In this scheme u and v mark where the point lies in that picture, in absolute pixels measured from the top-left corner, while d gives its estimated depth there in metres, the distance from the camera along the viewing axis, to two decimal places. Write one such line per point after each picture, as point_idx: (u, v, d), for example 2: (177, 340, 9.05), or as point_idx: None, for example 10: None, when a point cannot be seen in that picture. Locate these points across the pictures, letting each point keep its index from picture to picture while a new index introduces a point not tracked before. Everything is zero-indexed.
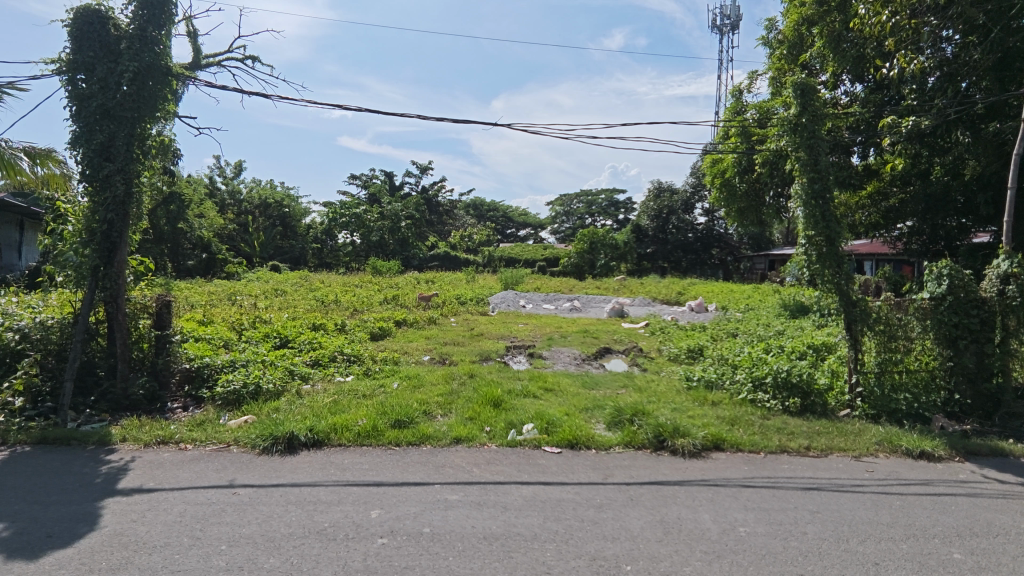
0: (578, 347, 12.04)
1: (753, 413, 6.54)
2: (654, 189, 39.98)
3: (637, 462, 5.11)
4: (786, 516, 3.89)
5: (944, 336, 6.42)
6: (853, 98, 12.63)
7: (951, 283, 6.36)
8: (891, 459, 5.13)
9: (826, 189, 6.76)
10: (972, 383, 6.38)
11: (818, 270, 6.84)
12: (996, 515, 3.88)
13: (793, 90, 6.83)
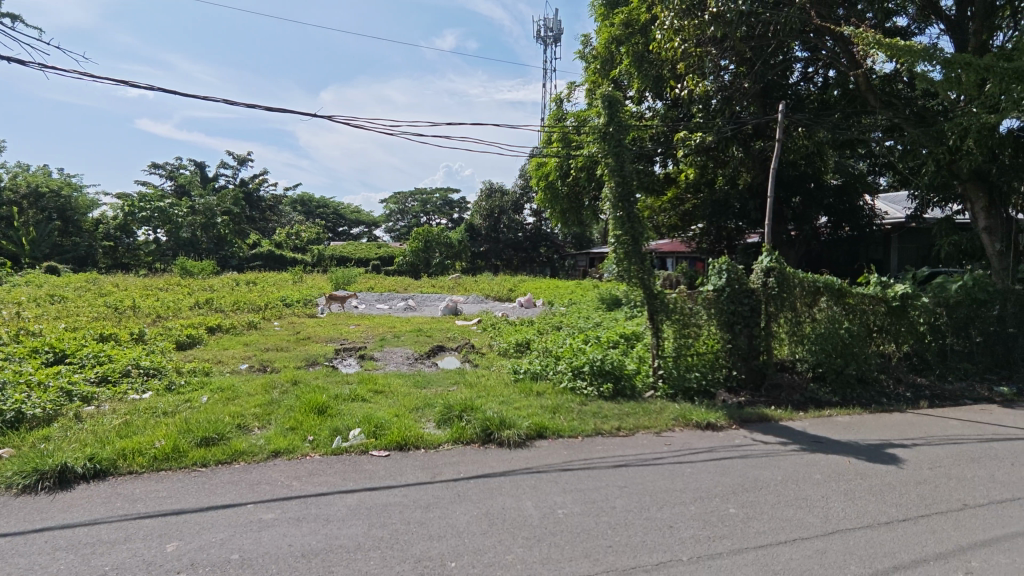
0: (411, 346, 11.90)
1: (573, 400, 7.02)
2: (486, 189, 41.00)
3: (465, 457, 5.18)
4: (599, 493, 4.22)
5: (724, 322, 7.48)
6: (655, 113, 14.17)
7: (728, 276, 7.44)
8: (686, 431, 5.85)
9: (630, 192, 7.48)
10: (746, 361, 7.51)
11: (626, 266, 7.56)
12: (760, 471, 4.62)
13: (602, 101, 7.47)
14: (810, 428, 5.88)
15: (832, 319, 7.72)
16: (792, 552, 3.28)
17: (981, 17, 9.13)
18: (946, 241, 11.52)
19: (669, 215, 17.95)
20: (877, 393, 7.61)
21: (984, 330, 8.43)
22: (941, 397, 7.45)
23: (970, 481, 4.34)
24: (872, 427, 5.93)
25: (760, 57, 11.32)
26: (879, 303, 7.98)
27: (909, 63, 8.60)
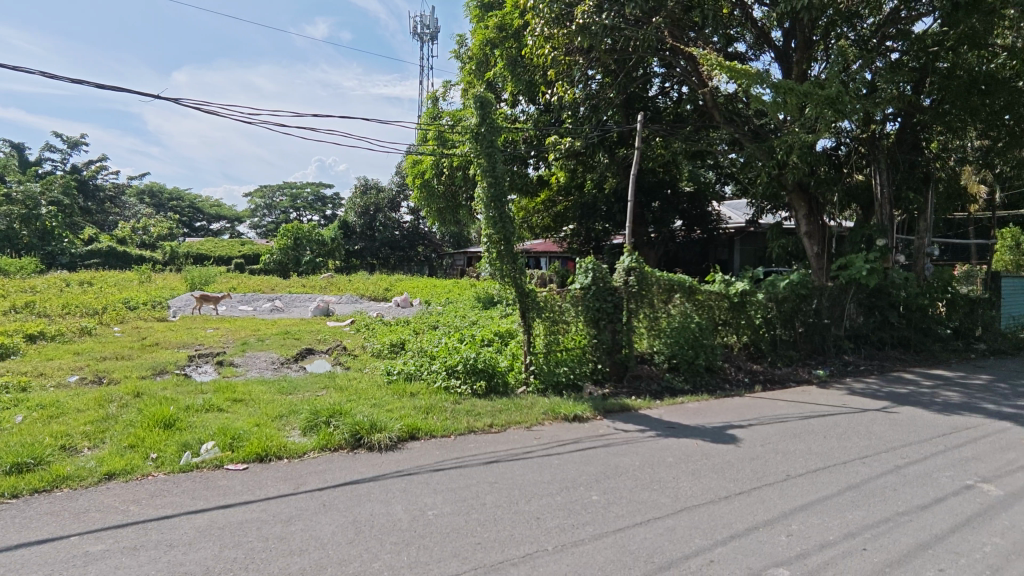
0: (277, 350, 11.16)
1: (447, 399, 7.01)
2: (360, 185, 39.61)
3: (333, 464, 4.95)
4: (469, 491, 4.24)
5: (590, 318, 7.89)
6: (528, 116, 14.53)
7: (593, 275, 7.89)
8: (555, 425, 6.08)
9: (502, 193, 7.62)
10: (610, 355, 7.97)
11: (498, 265, 7.70)
12: (621, 457, 4.93)
13: (474, 101, 7.56)
14: (665, 415, 6.38)
15: (684, 314, 8.44)
16: (647, 532, 3.53)
17: (802, 49, 10.41)
18: (776, 244, 13.05)
19: (542, 216, 18.58)
20: (721, 380, 8.43)
21: (805, 321, 9.68)
22: (772, 381, 8.45)
23: (793, 453, 4.97)
24: (716, 410, 6.58)
25: (622, 70, 12.07)
26: (723, 299, 8.88)
27: (747, 84, 9.61)
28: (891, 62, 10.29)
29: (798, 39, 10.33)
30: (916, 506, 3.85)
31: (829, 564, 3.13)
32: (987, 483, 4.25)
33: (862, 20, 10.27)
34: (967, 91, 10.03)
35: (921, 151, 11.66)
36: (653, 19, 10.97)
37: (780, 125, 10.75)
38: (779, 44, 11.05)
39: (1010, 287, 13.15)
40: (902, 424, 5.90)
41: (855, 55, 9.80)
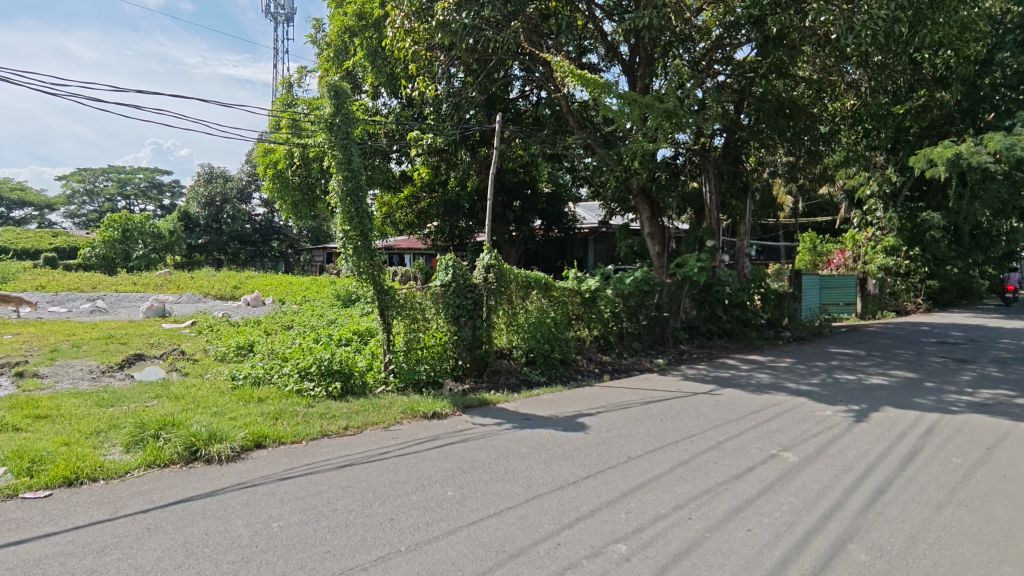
0: (97, 357, 9.77)
1: (299, 403, 6.61)
2: (204, 173, 36.04)
3: (162, 482, 4.43)
4: (319, 499, 4.04)
5: (451, 315, 7.92)
6: (390, 110, 14.13)
7: (453, 273, 7.95)
8: (413, 423, 6.01)
9: (359, 187, 7.37)
10: (470, 350, 8.06)
11: (355, 261, 7.42)
12: (477, 452, 5.01)
13: (328, 90, 7.23)
14: (521, 407, 6.60)
15: (541, 309, 8.78)
16: (499, 523, 3.62)
17: (644, 65, 11.32)
18: (625, 243, 14.43)
19: (406, 212, 18.25)
20: (574, 371, 8.90)
21: (648, 315, 10.56)
22: (619, 370, 9.11)
23: (633, 437, 5.40)
24: (568, 400, 6.94)
25: (483, 71, 12.23)
26: (574, 295, 9.42)
27: (598, 93, 10.17)
28: (717, 82, 11.51)
29: (642, 55, 11.20)
30: (732, 476, 4.38)
31: (660, 535, 3.44)
32: (787, 451, 4.96)
33: (694, 43, 11.31)
34: (777, 114, 11.95)
35: (742, 164, 13.17)
36: (512, 23, 11.23)
37: (626, 133, 11.62)
38: (625, 57, 11.98)
39: (808, 283, 15.47)
40: (724, 404, 6.67)
41: (688, 75, 10.78)
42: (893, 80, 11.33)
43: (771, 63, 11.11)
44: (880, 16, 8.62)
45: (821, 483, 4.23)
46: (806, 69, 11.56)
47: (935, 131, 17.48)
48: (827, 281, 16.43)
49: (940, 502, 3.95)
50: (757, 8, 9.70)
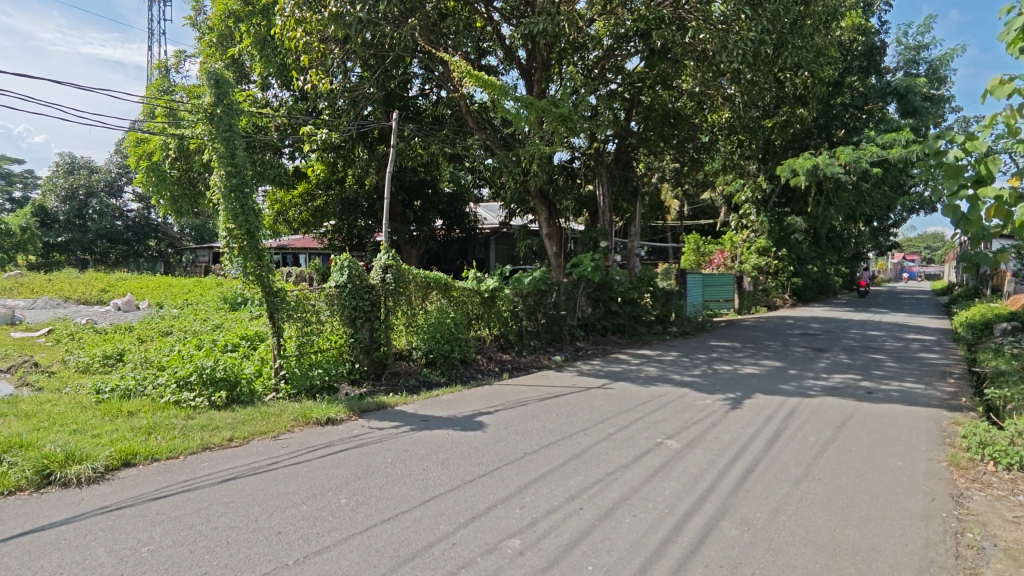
0: None
1: (176, 416, 6.10)
2: (64, 164, 32.23)
3: (6, 512, 3.91)
4: (196, 517, 3.76)
5: (347, 317, 7.66)
6: (281, 102, 13.41)
7: (349, 273, 7.69)
8: (305, 431, 5.75)
9: (244, 183, 6.95)
10: (367, 353, 7.83)
11: (241, 262, 6.98)
12: (373, 456, 4.88)
13: (207, 78, 6.75)
14: (420, 409, 6.52)
15: (440, 310, 8.75)
16: (394, 528, 3.56)
17: (540, 69, 11.61)
18: (524, 244, 14.71)
19: (300, 210, 17.49)
20: (474, 371, 8.94)
21: (546, 313, 10.84)
22: (518, 368, 9.28)
23: (530, 433, 5.52)
24: (467, 400, 6.96)
25: (379, 66, 11.89)
26: (474, 294, 9.45)
27: (497, 95, 10.22)
28: (609, 90, 12.08)
29: (538, 60, 11.49)
30: (621, 466, 4.61)
31: (552, 527, 3.55)
32: (671, 439, 5.30)
33: (587, 51, 11.70)
34: (662, 123, 12.74)
35: (632, 169, 13.83)
36: (408, 20, 11.03)
37: (523, 136, 11.82)
38: (523, 60, 12.14)
39: (692, 282, 16.60)
40: (615, 398, 7.01)
41: (581, 83, 11.13)
42: (763, 97, 12.26)
43: (659, 74, 11.54)
44: (749, 38, 9.50)
45: (699, 467, 4.57)
46: (688, 82, 12.36)
47: (798, 144, 19.43)
48: (708, 279, 17.73)
49: (798, 477, 4.41)
50: (644, 21, 10.27)
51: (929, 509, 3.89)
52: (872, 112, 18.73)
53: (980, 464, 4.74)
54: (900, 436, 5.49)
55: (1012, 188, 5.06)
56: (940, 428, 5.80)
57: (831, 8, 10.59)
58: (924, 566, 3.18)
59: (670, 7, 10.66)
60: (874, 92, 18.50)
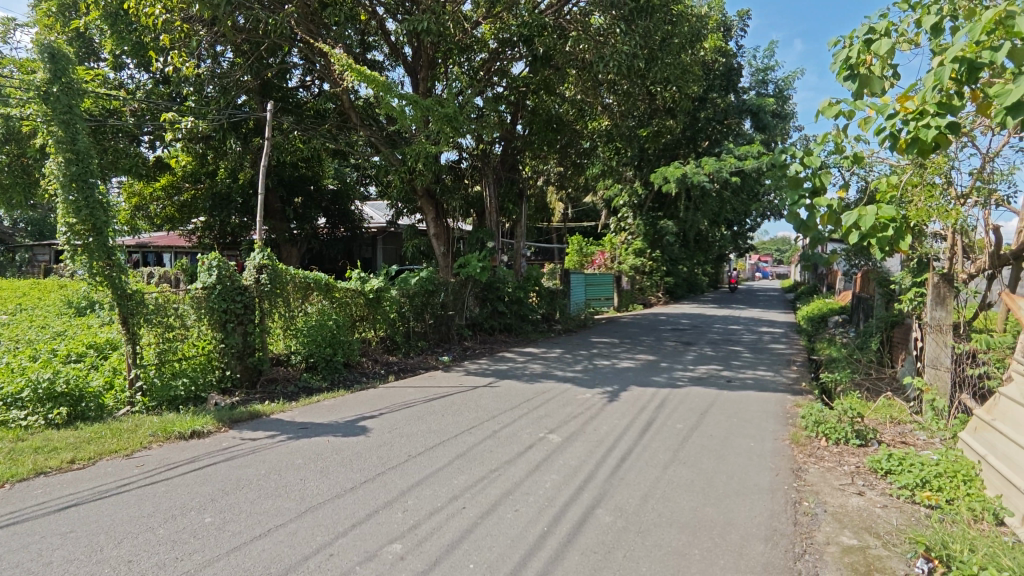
0: None
1: (3, 438, 5.30)
2: None
3: None
4: (25, 553, 3.28)
5: (216, 321, 7.08)
6: (137, 85, 12.14)
7: (218, 274, 7.09)
8: (164, 447, 5.22)
9: (88, 172, 6.20)
10: (240, 359, 7.28)
11: (85, 261, 6.23)
12: (244, 469, 4.57)
13: (40, 51, 5.93)
14: (299, 417, 6.20)
15: (322, 312, 8.35)
16: (265, 544, 3.35)
17: (426, 68, 11.52)
18: (411, 244, 14.46)
19: (163, 205, 16.04)
20: (358, 374, 8.64)
21: (433, 313, 10.76)
22: (404, 369, 9.12)
23: (415, 435, 5.45)
24: (350, 405, 6.72)
25: (253, 53, 11.12)
26: (358, 295, 9.10)
27: (381, 91, 9.93)
28: (495, 93, 12.22)
29: (423, 59, 11.41)
30: (504, 462, 4.70)
31: (435, 529, 3.53)
32: (552, 433, 5.49)
33: (474, 53, 11.80)
34: (546, 128, 13.05)
35: (517, 172, 14.09)
36: (285, 6, 10.43)
37: (408, 134, 11.60)
38: (408, 58, 11.92)
39: (575, 281, 17.30)
40: (501, 395, 7.12)
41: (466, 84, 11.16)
42: (637, 108, 13.10)
43: (541, 80, 12.01)
44: (623, 50, 10.08)
45: (578, 459, 4.78)
46: (570, 89, 12.83)
47: (669, 153, 20.91)
48: (590, 279, 18.57)
49: (666, 462, 4.75)
50: (527, 27, 10.58)
51: (774, 484, 4.37)
52: (731, 126, 20.60)
53: (815, 440, 5.40)
54: (753, 420, 6.11)
55: (840, 199, 5.80)
56: (785, 411, 6.53)
57: (695, 30, 11.54)
58: (769, 535, 3.56)
59: (552, 15, 11.06)
60: (733, 108, 20.36)
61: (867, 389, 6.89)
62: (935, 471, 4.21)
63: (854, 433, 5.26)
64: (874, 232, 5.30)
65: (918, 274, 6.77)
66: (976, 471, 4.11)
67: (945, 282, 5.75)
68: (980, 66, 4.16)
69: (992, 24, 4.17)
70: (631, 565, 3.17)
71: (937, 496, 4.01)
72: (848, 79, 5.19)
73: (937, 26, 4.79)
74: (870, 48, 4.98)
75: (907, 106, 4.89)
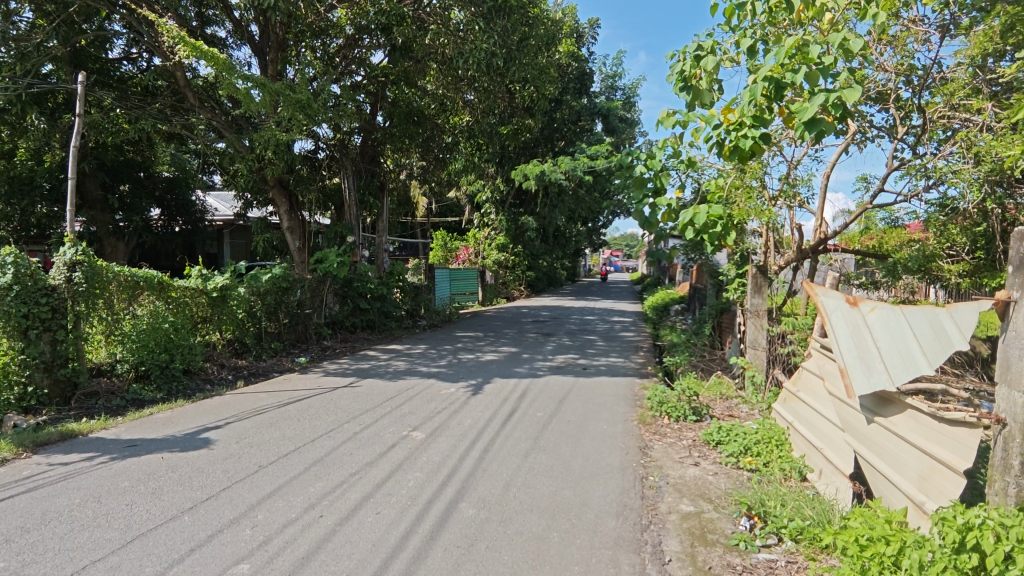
0: None
1: None
2: None
3: None
4: None
5: (13, 329, 6.02)
6: None
7: (15, 272, 5.99)
8: None
9: None
10: (48, 372, 6.28)
11: None
12: (53, 500, 3.92)
13: None
14: (125, 433, 5.45)
15: (155, 314, 7.37)
16: None
17: (276, 49, 10.70)
18: (262, 238, 13.39)
19: None
20: (201, 381, 7.82)
21: (288, 312, 10.08)
22: (255, 373, 8.43)
23: (266, 443, 5.06)
24: (190, 415, 6.07)
25: (59, 15, 9.56)
26: (199, 294, 8.16)
27: (222, 71, 9.00)
28: (353, 82, 11.77)
29: (272, 39, 10.57)
30: (365, 464, 4.53)
31: (288, 542, 3.30)
32: (415, 430, 5.41)
33: (328, 39, 11.44)
34: (407, 120, 12.82)
35: (378, 164, 13.69)
36: None
37: (257, 119, 10.68)
38: (255, 37, 11.04)
39: (439, 277, 17.24)
40: (362, 395, 6.87)
41: (318, 70, 10.59)
42: (497, 105, 13.04)
43: (400, 71, 11.84)
44: (481, 48, 10.17)
45: (442, 455, 4.76)
46: (431, 83, 12.66)
47: (528, 152, 21.58)
48: (455, 274, 18.62)
49: (527, 450, 4.90)
50: (385, 15, 10.24)
51: (624, 462, 4.70)
52: (584, 128, 21.82)
53: (659, 418, 5.91)
54: (605, 404, 6.54)
55: (678, 199, 6.36)
56: (634, 394, 7.05)
57: (550, 34, 12.02)
58: (619, 511, 3.82)
59: (411, 5, 10.80)
60: (586, 111, 21.56)
61: (701, 370, 7.70)
62: (755, 438, 4.81)
63: (691, 410, 5.84)
64: (706, 228, 5.89)
65: (741, 266, 7.68)
66: (785, 436, 4.77)
67: (761, 273, 6.57)
68: (784, 85, 4.80)
69: (793, 49, 4.82)
70: (493, 555, 3.22)
71: (757, 461, 4.59)
72: (682, 90, 5.72)
73: (752, 49, 5.36)
74: (699, 63, 5.53)
75: (730, 118, 5.50)
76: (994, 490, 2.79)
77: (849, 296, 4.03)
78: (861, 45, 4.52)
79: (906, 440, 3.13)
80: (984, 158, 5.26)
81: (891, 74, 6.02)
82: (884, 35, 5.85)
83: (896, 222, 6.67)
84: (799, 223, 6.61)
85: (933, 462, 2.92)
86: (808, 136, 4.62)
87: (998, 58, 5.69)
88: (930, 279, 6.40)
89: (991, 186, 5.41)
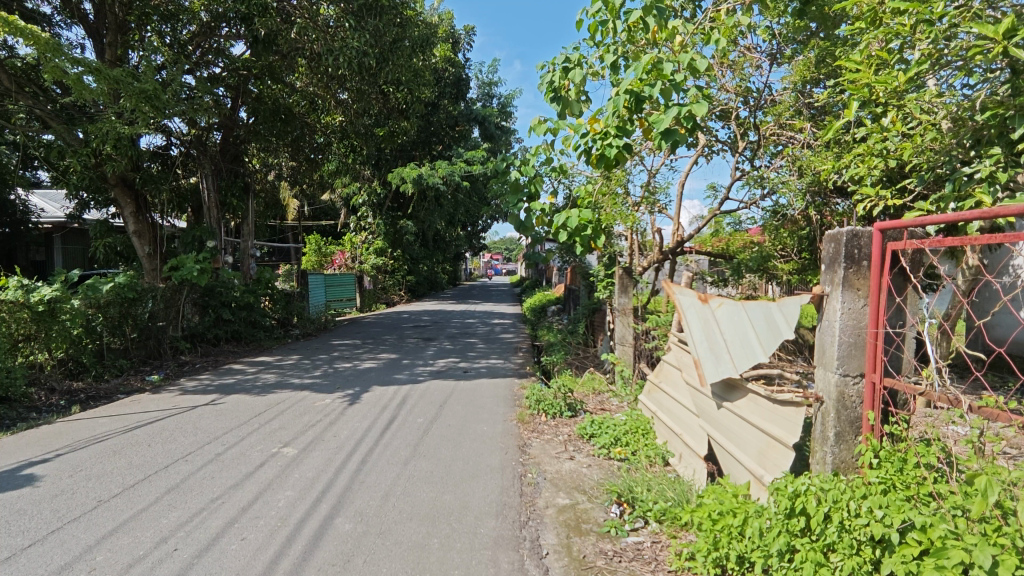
0: None
1: None
2: None
3: None
4: None
5: None
6: None
7: None
8: None
9: None
10: None
11: None
12: None
13: None
14: None
15: None
16: None
17: (114, 32, 9.69)
18: (101, 243, 11.88)
19: None
20: (26, 409, 6.76)
21: (136, 325, 9.02)
22: (96, 397, 7.42)
23: (108, 475, 4.49)
24: (10, 449, 5.22)
25: None
26: (19, 308, 7.12)
27: (44, 52, 7.83)
28: (211, 74, 10.82)
29: (109, 20, 9.57)
30: (228, 488, 4.18)
31: None
32: (287, 446, 5.10)
33: (180, 24, 10.21)
34: (272, 117, 12.07)
35: (241, 163, 12.78)
36: None
37: (92, 109, 9.48)
38: (89, 16, 9.89)
39: (313, 282, 16.43)
40: (226, 412, 6.34)
41: (168, 57, 9.59)
42: (372, 106, 12.59)
43: (265, 65, 11.06)
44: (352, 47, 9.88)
45: (315, 470, 4.52)
46: (300, 79, 12.05)
47: (405, 155, 21.16)
48: (330, 280, 17.87)
49: (407, 458, 4.81)
50: (245, 4, 9.55)
51: (504, 462, 4.78)
52: (461, 133, 21.93)
53: (537, 416, 6.08)
54: (486, 405, 6.64)
55: (551, 203, 6.60)
56: (513, 394, 7.21)
57: (425, 36, 11.88)
58: (499, 510, 3.87)
59: None
60: (462, 116, 21.68)
61: (576, 366, 8.07)
62: (624, 429, 5.12)
63: (566, 406, 6.10)
64: (577, 232, 6.15)
65: (609, 267, 8.15)
66: (650, 425, 5.12)
67: (626, 274, 7.03)
68: (643, 98, 5.16)
69: (650, 66, 5.19)
70: (371, 569, 3.12)
71: (625, 450, 4.89)
72: (553, 100, 5.96)
73: (615, 64, 5.72)
74: (568, 75, 5.77)
75: (596, 127, 5.80)
76: (816, 459, 3.19)
77: (701, 294, 4.43)
78: (706, 65, 5.02)
79: (749, 422, 3.52)
80: (806, 171, 6.04)
81: (732, 94, 6.70)
82: (725, 59, 6.51)
83: (740, 226, 7.41)
84: (659, 228, 7.13)
85: (770, 440, 3.30)
86: (665, 145, 5.01)
87: (814, 84, 6.61)
88: (767, 277, 7.23)
89: (813, 195, 6.19)
